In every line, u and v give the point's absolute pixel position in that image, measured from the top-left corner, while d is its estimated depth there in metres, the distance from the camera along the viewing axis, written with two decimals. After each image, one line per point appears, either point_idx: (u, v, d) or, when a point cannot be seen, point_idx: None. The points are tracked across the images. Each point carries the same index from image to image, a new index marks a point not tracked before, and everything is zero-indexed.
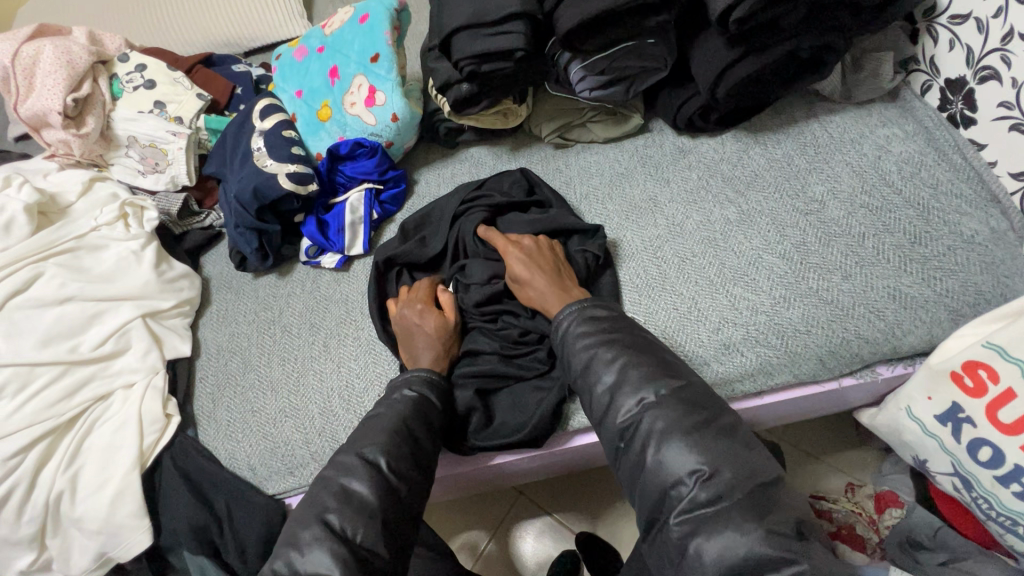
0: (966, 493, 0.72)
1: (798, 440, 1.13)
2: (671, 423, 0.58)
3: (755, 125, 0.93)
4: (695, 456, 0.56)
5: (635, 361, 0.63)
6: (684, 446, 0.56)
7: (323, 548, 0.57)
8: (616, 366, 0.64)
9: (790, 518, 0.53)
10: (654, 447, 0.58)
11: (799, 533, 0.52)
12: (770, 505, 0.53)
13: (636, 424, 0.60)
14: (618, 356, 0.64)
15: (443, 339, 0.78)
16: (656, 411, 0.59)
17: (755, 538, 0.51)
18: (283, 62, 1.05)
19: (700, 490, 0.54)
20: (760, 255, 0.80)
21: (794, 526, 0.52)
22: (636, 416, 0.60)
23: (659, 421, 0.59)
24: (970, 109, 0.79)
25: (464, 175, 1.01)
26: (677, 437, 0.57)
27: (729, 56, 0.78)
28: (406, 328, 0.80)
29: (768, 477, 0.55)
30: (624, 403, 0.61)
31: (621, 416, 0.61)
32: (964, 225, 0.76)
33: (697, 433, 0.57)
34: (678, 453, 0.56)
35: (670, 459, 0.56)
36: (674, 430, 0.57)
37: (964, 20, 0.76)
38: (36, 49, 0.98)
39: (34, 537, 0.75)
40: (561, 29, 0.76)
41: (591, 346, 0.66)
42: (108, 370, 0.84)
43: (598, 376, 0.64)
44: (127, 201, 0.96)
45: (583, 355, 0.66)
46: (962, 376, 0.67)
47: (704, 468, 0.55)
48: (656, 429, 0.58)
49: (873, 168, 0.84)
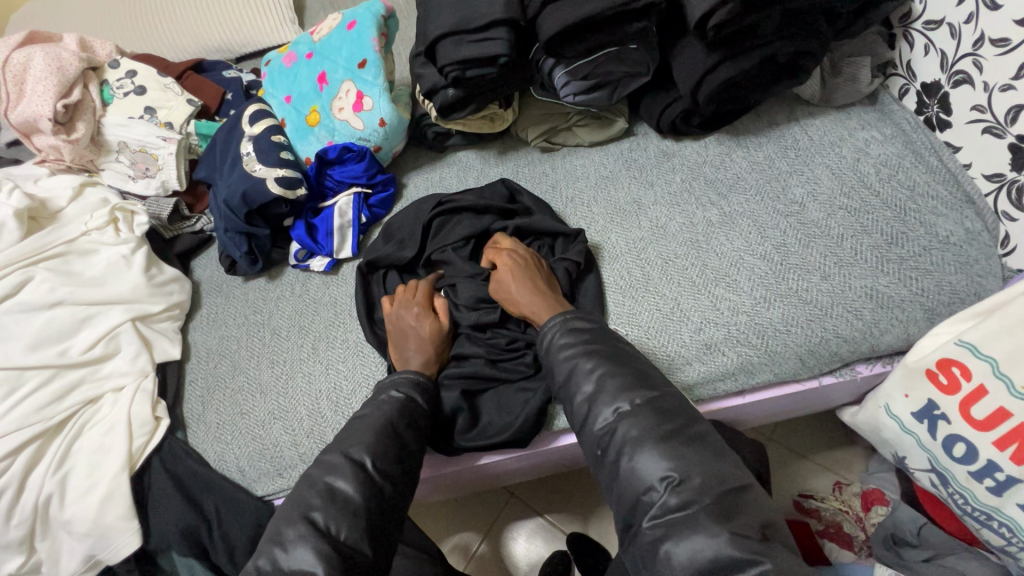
0: (943, 489, 0.73)
1: (786, 439, 1.14)
2: (643, 432, 0.59)
3: (737, 129, 0.94)
4: (665, 463, 0.57)
5: (613, 371, 0.64)
6: (656, 453, 0.57)
7: (307, 545, 0.57)
8: (594, 375, 0.65)
9: (754, 523, 0.53)
10: (629, 454, 0.59)
11: (764, 536, 0.53)
12: (734, 511, 0.54)
13: (612, 433, 0.61)
14: (598, 366, 0.65)
15: (435, 343, 0.78)
16: (630, 420, 0.60)
17: (721, 541, 0.52)
18: (273, 68, 1.06)
19: (671, 496, 0.55)
20: (741, 256, 0.82)
21: (758, 530, 0.53)
22: (612, 425, 0.61)
23: (632, 429, 0.59)
24: (945, 113, 0.81)
25: (451, 179, 1.02)
26: (649, 445, 0.58)
27: (709, 60, 0.79)
28: (397, 327, 0.81)
29: (736, 483, 0.56)
30: (601, 412, 0.62)
31: (598, 425, 0.62)
32: (939, 226, 0.78)
33: (669, 440, 0.58)
34: (650, 461, 0.57)
35: (643, 466, 0.57)
36: (647, 438, 0.58)
37: (938, 25, 0.78)
38: (27, 56, 0.99)
39: (23, 541, 0.75)
40: (544, 35, 0.78)
41: (572, 357, 0.67)
42: (98, 374, 0.85)
43: (578, 385, 0.65)
44: (117, 206, 0.97)
45: (565, 366, 0.67)
46: (937, 374, 0.68)
47: (673, 475, 0.56)
48: (630, 438, 0.59)
49: (852, 170, 0.85)
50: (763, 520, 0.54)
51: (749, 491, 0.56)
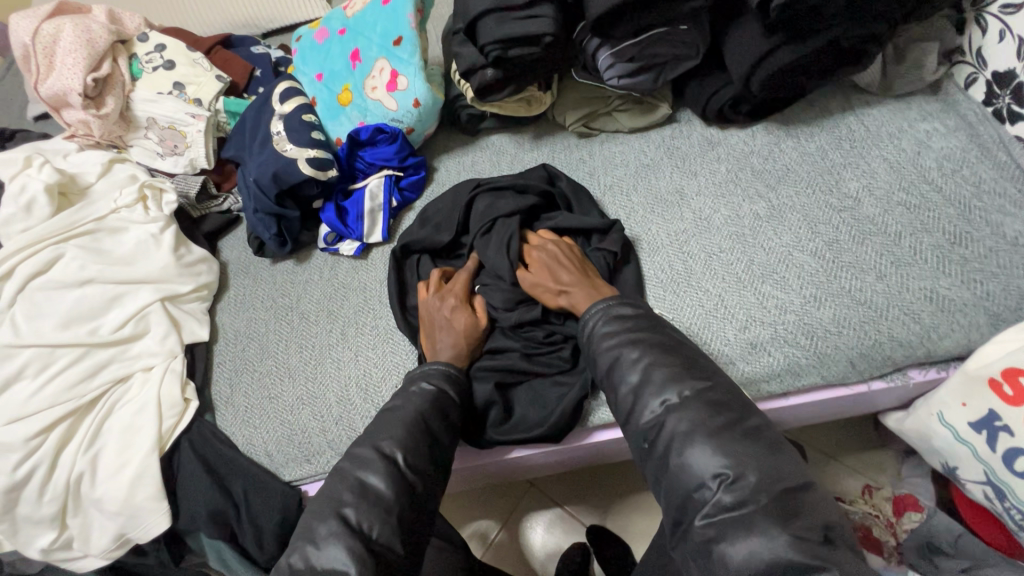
0: (998, 504, 0.70)
1: (819, 440, 1.10)
2: (694, 426, 0.56)
3: (787, 117, 0.90)
4: (719, 459, 0.54)
5: (660, 360, 0.62)
6: (708, 448, 0.55)
7: (339, 543, 0.56)
8: (640, 365, 0.62)
9: (817, 523, 0.51)
10: (678, 449, 0.56)
11: (826, 538, 0.50)
12: (797, 511, 0.51)
13: (660, 426, 0.58)
14: (643, 356, 0.63)
15: (468, 340, 0.76)
16: (679, 413, 0.58)
17: (780, 544, 0.49)
18: (304, 44, 1.03)
19: (725, 494, 0.52)
20: (790, 252, 0.78)
21: (821, 532, 0.50)
22: (660, 418, 0.59)
23: (682, 423, 0.57)
24: (1017, 104, 0.76)
25: (484, 163, 0.99)
26: (700, 440, 0.55)
27: (767, 44, 0.75)
28: (430, 318, 0.79)
29: (796, 481, 0.53)
30: (648, 403, 0.60)
31: (645, 417, 0.60)
32: (1006, 226, 0.73)
33: (722, 436, 0.55)
34: (702, 457, 0.55)
35: (693, 462, 0.55)
36: (698, 432, 0.56)
37: (1016, 8, 0.72)
38: (57, 28, 0.98)
39: (56, 516, 0.76)
40: (592, 14, 0.74)
41: (615, 346, 0.65)
42: (128, 353, 0.84)
43: (622, 375, 0.63)
44: (146, 183, 0.96)
45: (608, 356, 0.65)
46: (1001, 384, 0.65)
47: (727, 472, 0.53)
48: (679, 432, 0.57)
49: (911, 163, 0.81)
50: (825, 521, 0.52)
51: (811, 489, 0.53)
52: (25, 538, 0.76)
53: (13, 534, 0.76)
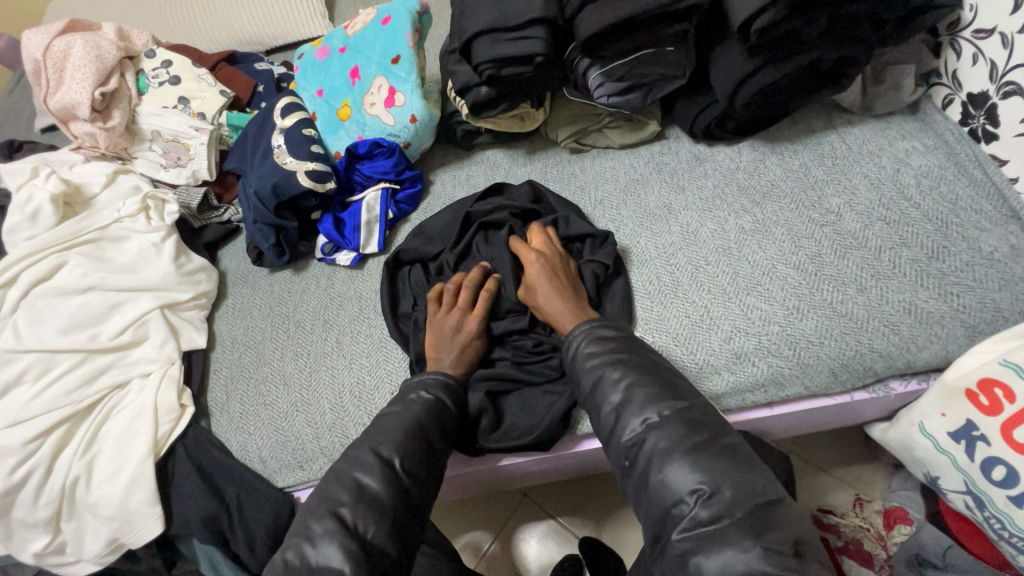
0: (979, 512, 0.71)
1: (809, 452, 1.10)
2: (672, 444, 0.58)
3: (773, 134, 0.93)
4: (696, 475, 0.55)
5: (640, 381, 0.63)
6: (686, 465, 0.56)
7: (335, 542, 0.57)
8: (621, 385, 0.64)
9: (789, 538, 0.52)
10: (658, 465, 0.57)
11: (797, 552, 0.52)
12: (768, 525, 0.52)
13: (640, 444, 0.60)
14: (624, 375, 0.64)
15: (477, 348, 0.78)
16: (659, 431, 0.59)
17: (754, 555, 0.50)
18: (306, 61, 1.06)
19: (701, 509, 0.54)
20: (774, 265, 0.80)
21: (792, 546, 0.52)
22: (640, 436, 0.60)
23: (661, 441, 0.58)
24: (991, 125, 0.78)
25: (479, 177, 1.01)
26: (679, 457, 0.57)
27: (749, 65, 0.78)
28: (438, 334, 0.78)
29: (770, 497, 0.54)
30: (629, 422, 0.61)
31: (626, 435, 0.61)
32: (982, 241, 0.76)
33: (699, 453, 0.57)
34: (680, 473, 0.56)
35: (672, 478, 0.56)
36: (676, 450, 0.57)
37: (988, 34, 0.75)
38: (68, 44, 1.01)
39: (50, 521, 0.77)
40: (581, 36, 0.77)
41: (598, 366, 0.66)
42: (126, 359, 0.86)
43: (604, 395, 0.64)
44: (149, 194, 0.98)
45: (592, 375, 0.66)
46: (977, 394, 0.66)
47: (704, 487, 0.54)
48: (659, 449, 0.58)
49: (891, 181, 0.83)
50: (797, 535, 0.53)
51: (783, 505, 0.55)
52: (19, 542, 0.77)
53: (8, 538, 0.77)
